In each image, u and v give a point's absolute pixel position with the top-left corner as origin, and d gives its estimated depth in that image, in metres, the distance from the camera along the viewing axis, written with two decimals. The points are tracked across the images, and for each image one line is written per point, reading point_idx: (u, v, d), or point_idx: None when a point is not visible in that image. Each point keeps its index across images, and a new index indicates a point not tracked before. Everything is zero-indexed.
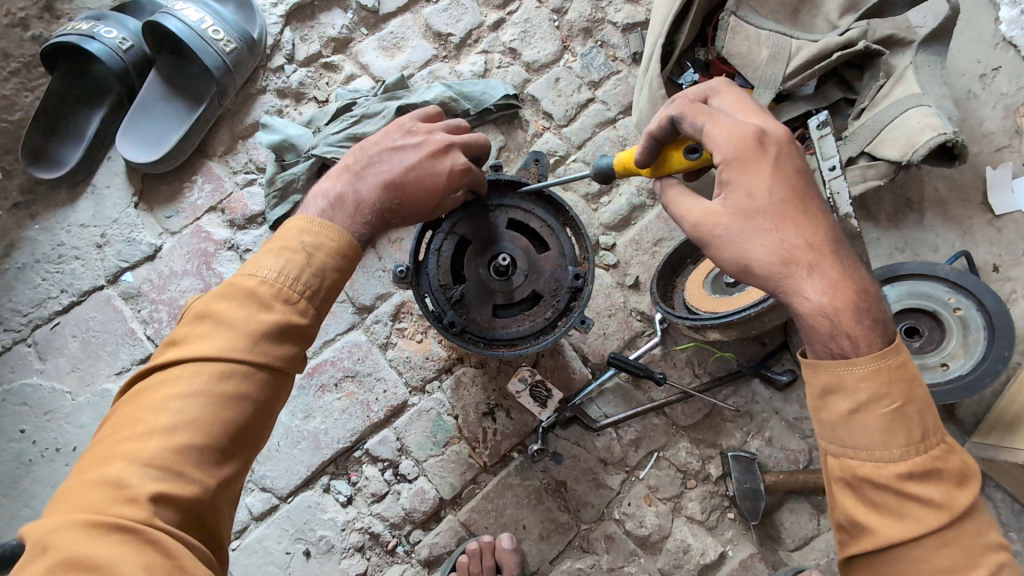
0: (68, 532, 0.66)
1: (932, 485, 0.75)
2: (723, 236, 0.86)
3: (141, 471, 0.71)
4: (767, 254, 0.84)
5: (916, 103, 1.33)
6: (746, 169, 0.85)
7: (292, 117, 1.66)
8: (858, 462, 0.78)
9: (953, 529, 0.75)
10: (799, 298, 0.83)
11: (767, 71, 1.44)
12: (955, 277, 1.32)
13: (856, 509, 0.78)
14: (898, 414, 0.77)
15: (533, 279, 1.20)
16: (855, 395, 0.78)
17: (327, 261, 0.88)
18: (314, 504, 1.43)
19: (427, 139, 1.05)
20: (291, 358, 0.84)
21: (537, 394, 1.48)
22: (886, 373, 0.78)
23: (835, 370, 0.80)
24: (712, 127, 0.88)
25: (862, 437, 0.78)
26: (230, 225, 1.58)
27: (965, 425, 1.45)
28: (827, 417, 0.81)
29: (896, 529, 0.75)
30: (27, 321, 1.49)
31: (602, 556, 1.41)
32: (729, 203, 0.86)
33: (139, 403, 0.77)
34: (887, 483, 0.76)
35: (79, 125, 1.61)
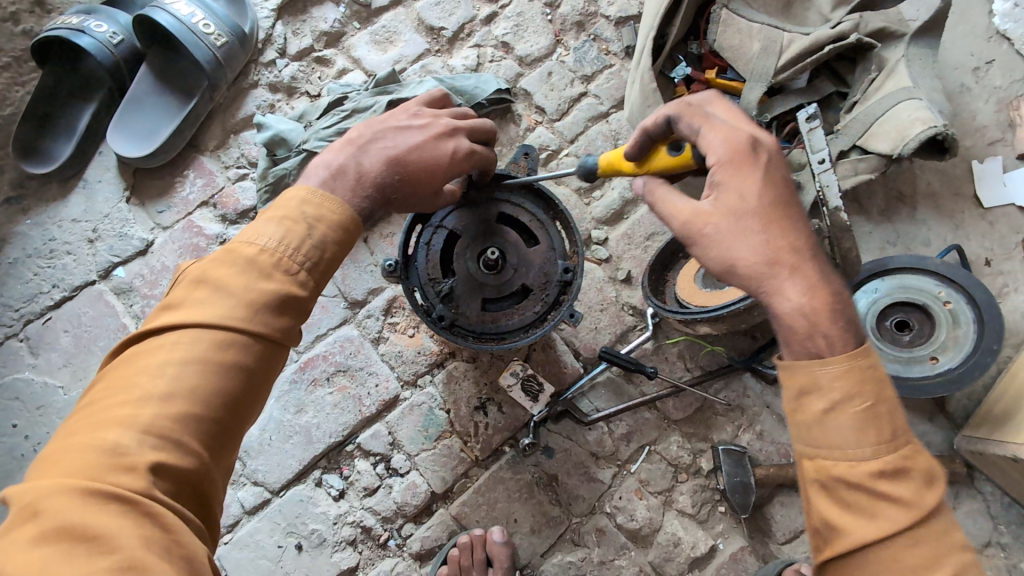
0: (62, 499, 0.65)
1: (903, 484, 0.73)
2: (712, 234, 0.86)
3: (139, 437, 0.70)
4: (754, 253, 0.83)
5: (908, 96, 1.32)
6: (738, 171, 0.86)
7: (284, 111, 1.66)
8: (833, 462, 0.75)
9: (925, 529, 0.73)
10: (779, 300, 0.82)
11: (758, 64, 1.45)
12: (945, 271, 1.32)
13: (831, 512, 0.75)
14: (870, 412, 0.75)
15: (522, 273, 1.20)
16: (829, 393, 0.76)
17: (327, 232, 0.88)
18: (306, 498, 1.43)
19: (432, 122, 1.05)
20: (287, 330, 0.84)
21: (529, 388, 1.48)
22: (859, 372, 0.76)
23: (811, 369, 0.78)
24: (709, 130, 0.89)
25: (835, 436, 0.75)
26: (222, 220, 1.58)
27: (955, 419, 1.45)
28: (801, 418, 0.78)
29: (870, 530, 0.72)
30: (19, 316, 1.49)
31: (593, 549, 1.42)
32: (719, 203, 0.86)
33: (133, 368, 0.76)
34: (860, 483, 0.74)
35: (70, 119, 1.60)
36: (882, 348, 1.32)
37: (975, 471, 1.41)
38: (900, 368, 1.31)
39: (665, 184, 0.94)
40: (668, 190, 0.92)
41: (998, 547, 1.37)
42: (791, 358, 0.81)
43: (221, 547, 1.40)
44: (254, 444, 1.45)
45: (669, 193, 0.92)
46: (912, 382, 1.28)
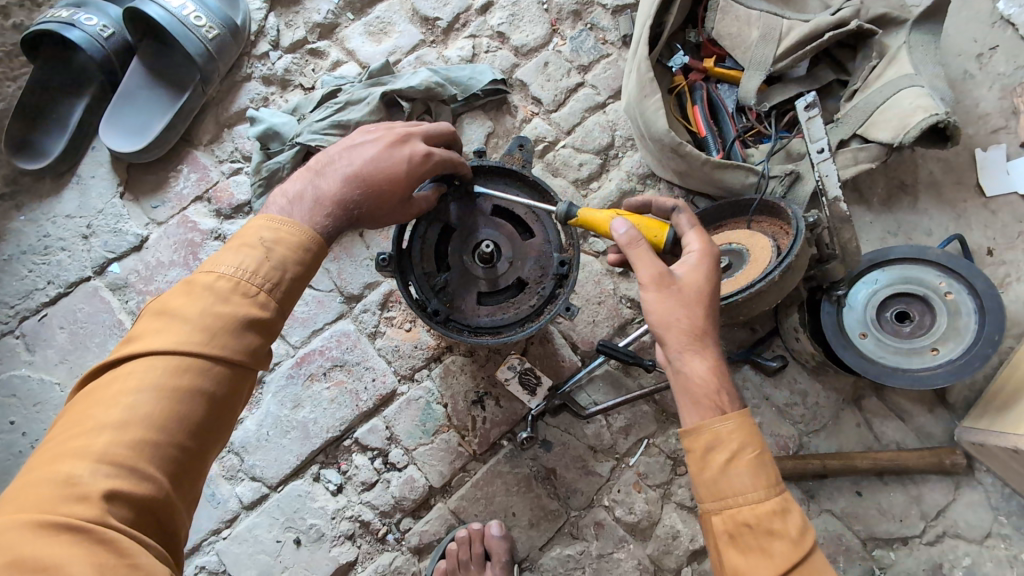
0: (15, 532, 0.65)
1: (790, 522, 0.84)
2: (671, 293, 0.95)
3: (93, 467, 0.71)
4: (693, 322, 0.94)
5: (909, 84, 1.30)
6: (713, 267, 0.98)
7: (277, 104, 1.64)
8: (735, 509, 0.86)
9: (812, 564, 0.83)
10: (691, 361, 0.93)
11: (757, 52, 1.43)
12: (946, 261, 1.31)
13: (737, 558, 0.85)
14: (759, 459, 0.87)
15: (518, 266, 1.18)
16: (728, 445, 0.88)
17: (287, 254, 0.89)
18: (304, 493, 1.43)
19: (385, 133, 1.05)
20: (251, 351, 0.84)
21: (526, 381, 1.46)
22: (747, 428, 0.89)
23: (716, 426, 0.89)
24: (696, 230, 1.02)
25: (734, 485, 0.87)
26: (216, 215, 1.56)
27: (956, 410, 1.44)
28: (706, 474, 0.88)
29: (768, 569, 0.82)
30: (14, 313, 1.49)
31: (592, 542, 1.42)
32: (691, 279, 0.96)
33: (93, 399, 0.77)
34: (757, 525, 0.84)
35: (62, 114, 1.59)
36: (882, 340, 1.31)
37: (976, 462, 1.40)
38: (900, 360, 1.29)
39: (647, 242, 1.00)
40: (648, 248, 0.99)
41: (998, 538, 1.36)
42: (694, 409, 0.91)
43: (219, 542, 1.40)
44: (251, 440, 1.45)
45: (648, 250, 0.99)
46: (912, 373, 1.27)
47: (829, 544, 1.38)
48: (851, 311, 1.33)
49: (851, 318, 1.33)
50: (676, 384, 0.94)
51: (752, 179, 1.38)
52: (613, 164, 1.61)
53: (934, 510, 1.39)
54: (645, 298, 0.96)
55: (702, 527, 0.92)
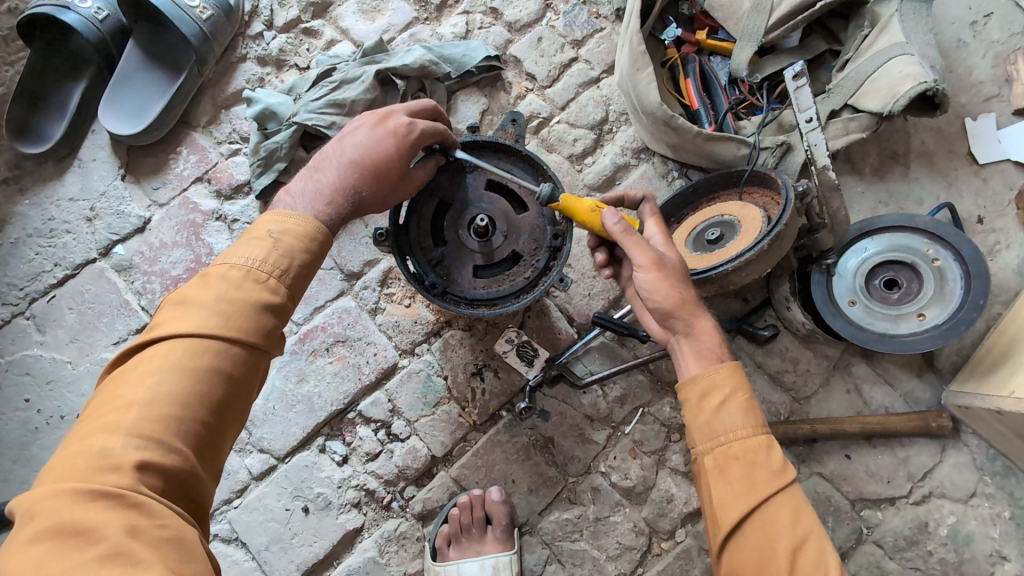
0: (55, 500, 0.70)
1: (773, 457, 0.87)
2: (666, 276, 1.01)
3: (124, 440, 0.75)
4: (689, 293, 1.01)
5: (900, 52, 1.31)
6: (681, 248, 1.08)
7: (273, 85, 1.65)
8: (725, 445, 0.89)
9: (790, 496, 0.85)
10: (698, 324, 1.00)
11: (748, 23, 1.43)
12: (934, 229, 1.33)
13: (724, 490, 0.87)
14: (751, 403, 0.91)
15: (513, 239, 1.21)
16: (723, 389, 0.92)
17: (294, 243, 0.93)
18: (311, 463, 1.48)
19: (367, 117, 1.09)
20: (265, 334, 0.89)
21: (524, 353, 1.52)
22: (740, 378, 0.93)
23: (712, 374, 0.94)
24: (659, 221, 1.11)
25: (725, 424, 0.90)
26: (217, 196, 1.59)
27: (944, 375, 1.48)
28: (700, 416, 0.92)
29: (750, 497, 0.85)
30: (23, 295, 1.53)
31: (589, 507, 1.47)
32: (673, 259, 1.04)
33: (120, 382, 0.81)
34: (742, 458, 0.87)
35: (61, 98, 1.60)
36: (870, 307, 1.34)
37: (962, 424, 1.44)
38: (889, 326, 1.32)
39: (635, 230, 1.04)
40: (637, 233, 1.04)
41: (983, 497, 1.41)
42: (700, 361, 0.97)
43: (231, 511, 1.46)
44: (259, 413, 1.49)
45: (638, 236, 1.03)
46: (898, 339, 1.30)
47: (818, 505, 1.43)
48: (841, 279, 1.36)
49: (841, 285, 1.36)
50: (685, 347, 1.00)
51: (744, 151, 1.41)
52: (607, 138, 1.62)
53: (921, 471, 1.43)
54: (644, 279, 1.01)
55: (693, 469, 0.94)
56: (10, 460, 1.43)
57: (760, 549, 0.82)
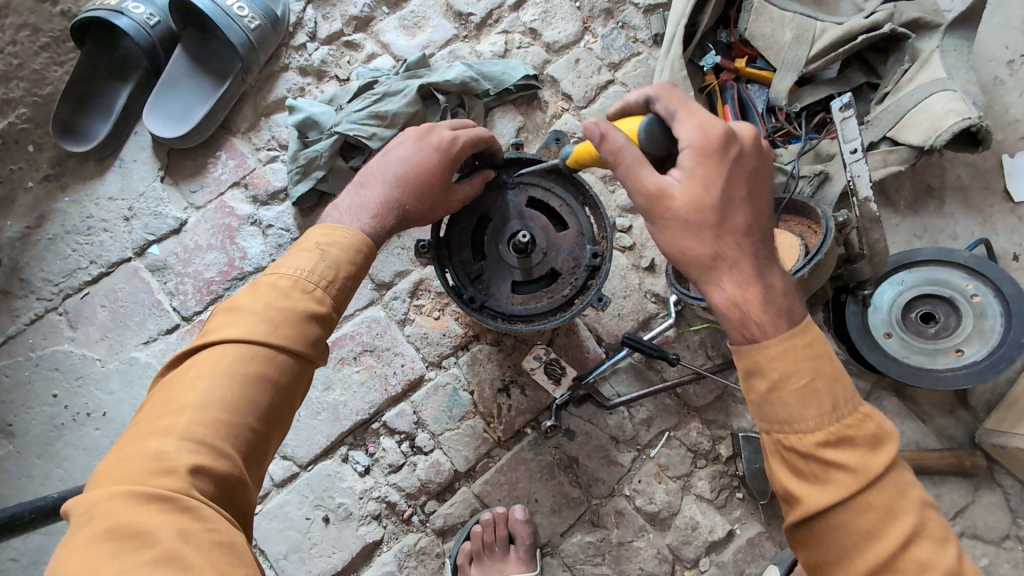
0: (112, 501, 0.70)
1: (849, 450, 0.75)
2: (668, 218, 0.85)
3: (177, 443, 0.75)
4: (708, 243, 0.83)
5: (942, 87, 1.32)
6: (708, 159, 0.83)
7: (314, 95, 1.68)
8: (787, 437, 0.77)
9: (877, 488, 0.75)
10: (713, 292, 0.84)
11: (790, 54, 1.45)
12: (974, 264, 1.32)
13: (790, 483, 0.78)
14: (811, 387, 0.76)
15: (552, 256, 1.21)
16: (769, 374, 0.78)
17: (340, 255, 0.94)
18: (333, 473, 1.47)
19: (411, 131, 1.09)
20: (312, 343, 0.88)
21: (552, 371, 1.51)
22: (797, 351, 0.78)
23: (752, 354, 0.80)
24: (682, 118, 0.86)
25: (782, 411, 0.77)
26: (253, 201, 1.61)
27: (977, 412, 1.46)
28: (752, 400, 0.80)
29: (821, 499, 0.75)
30: (58, 290, 1.54)
31: (612, 530, 1.45)
32: (685, 188, 0.84)
33: (172, 385, 0.82)
34: (805, 454, 0.76)
35: (107, 100, 1.64)
36: (907, 340, 1.33)
37: (995, 463, 1.42)
38: (925, 360, 1.31)
39: (627, 148, 0.87)
40: (634, 152, 0.87)
41: (1016, 540, 1.38)
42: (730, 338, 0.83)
43: None
44: None
45: (634, 159, 0.86)
46: (936, 374, 1.29)
47: None
48: (877, 311, 1.35)
49: (877, 317, 1.35)
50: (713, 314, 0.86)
51: (781, 178, 1.42)
52: None
53: (952, 510, 1.40)
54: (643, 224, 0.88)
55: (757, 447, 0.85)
56: (34, 455, 1.43)
57: (839, 546, 0.75)
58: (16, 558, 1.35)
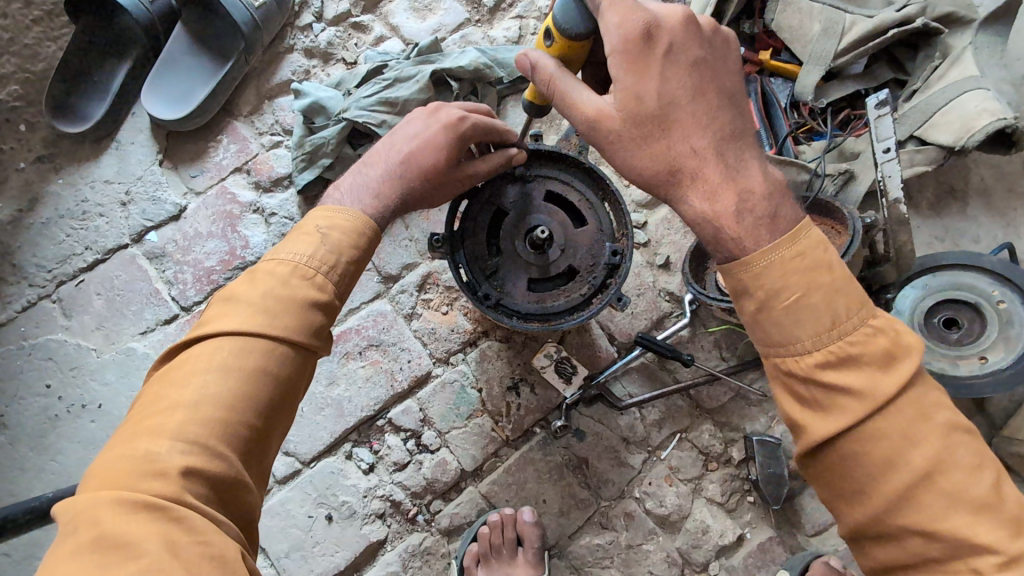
0: (99, 508, 0.65)
1: (853, 372, 0.70)
2: (613, 140, 0.83)
3: (169, 444, 0.70)
4: (660, 160, 0.81)
5: (974, 86, 1.27)
6: (634, 66, 0.80)
7: (319, 78, 1.61)
8: (784, 360, 0.73)
9: (890, 413, 0.69)
10: (683, 208, 0.82)
11: (818, 47, 1.40)
12: (1000, 268, 1.29)
13: (796, 414, 0.74)
14: (802, 303, 0.71)
15: (570, 254, 1.17)
16: (756, 292, 0.74)
17: (342, 239, 0.89)
18: (336, 470, 1.43)
19: (419, 110, 1.05)
20: (314, 334, 0.83)
21: (562, 369, 1.47)
22: (788, 264, 0.73)
23: (737, 273, 0.76)
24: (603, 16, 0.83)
25: (776, 331, 0.73)
26: (255, 188, 1.55)
27: (994, 419, 1.44)
28: (747, 326, 0.77)
29: (825, 428, 0.70)
30: (51, 277, 1.48)
31: (621, 533, 1.42)
32: (619, 103, 0.82)
33: (165, 380, 0.77)
34: (805, 377, 0.72)
35: (103, 79, 1.57)
36: (928, 345, 1.30)
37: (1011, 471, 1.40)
38: (947, 366, 1.28)
39: (557, 73, 0.88)
40: (567, 77, 0.88)
41: None
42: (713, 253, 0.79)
43: None
44: None
45: (568, 85, 0.87)
46: (958, 380, 1.26)
47: None
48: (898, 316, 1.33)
49: None
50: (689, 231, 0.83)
51: (804, 176, 1.35)
52: None
53: None
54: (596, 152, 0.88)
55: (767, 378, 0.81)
56: (26, 447, 1.38)
57: (856, 480, 0.70)
58: (8, 553, 1.31)
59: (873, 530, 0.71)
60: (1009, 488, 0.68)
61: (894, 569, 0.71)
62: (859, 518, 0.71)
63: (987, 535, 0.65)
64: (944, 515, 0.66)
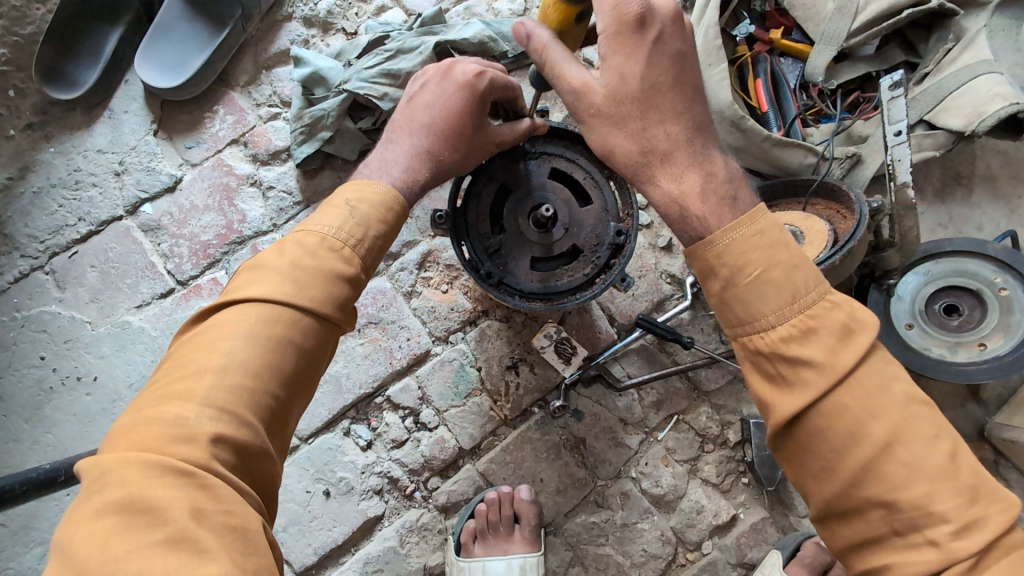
0: (128, 470, 0.64)
1: (814, 345, 0.69)
2: (591, 118, 0.83)
3: (199, 410, 0.69)
4: (637, 131, 0.81)
5: (987, 70, 1.26)
6: (621, 47, 0.79)
7: (318, 49, 1.57)
8: (750, 338, 0.73)
9: (850, 385, 0.69)
10: (652, 189, 0.82)
11: (830, 27, 1.37)
12: (1004, 255, 1.29)
13: (763, 391, 0.74)
14: (765, 278, 0.72)
15: (574, 233, 1.15)
16: (722, 269, 0.75)
17: (371, 212, 0.87)
18: (334, 446, 1.43)
19: (433, 69, 1.02)
20: (342, 308, 0.82)
21: (562, 350, 1.46)
22: (752, 238, 0.74)
23: (704, 249, 0.76)
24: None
25: (741, 309, 0.73)
26: (252, 160, 1.52)
27: (988, 406, 1.45)
28: (714, 304, 0.77)
29: (791, 403, 0.70)
30: (43, 248, 1.45)
31: (616, 512, 1.43)
32: (603, 85, 0.81)
33: (194, 345, 0.76)
34: (769, 354, 0.72)
35: (95, 44, 1.52)
36: (929, 332, 1.30)
37: (1001, 457, 1.42)
38: (946, 352, 1.29)
39: (550, 42, 0.85)
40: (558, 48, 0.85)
41: None
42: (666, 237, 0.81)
43: None
44: None
45: (558, 53, 0.84)
46: (957, 366, 1.27)
47: None
48: (900, 302, 1.32)
49: (899, 308, 1.32)
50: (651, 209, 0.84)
51: (811, 159, 1.35)
52: None
53: None
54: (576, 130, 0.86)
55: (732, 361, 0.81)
56: (20, 419, 1.37)
57: (823, 455, 0.70)
58: (5, 523, 1.31)
59: (840, 506, 0.70)
60: (967, 455, 0.68)
61: (863, 549, 0.70)
62: (827, 495, 0.70)
63: (945, 502, 0.65)
64: (905, 485, 0.66)
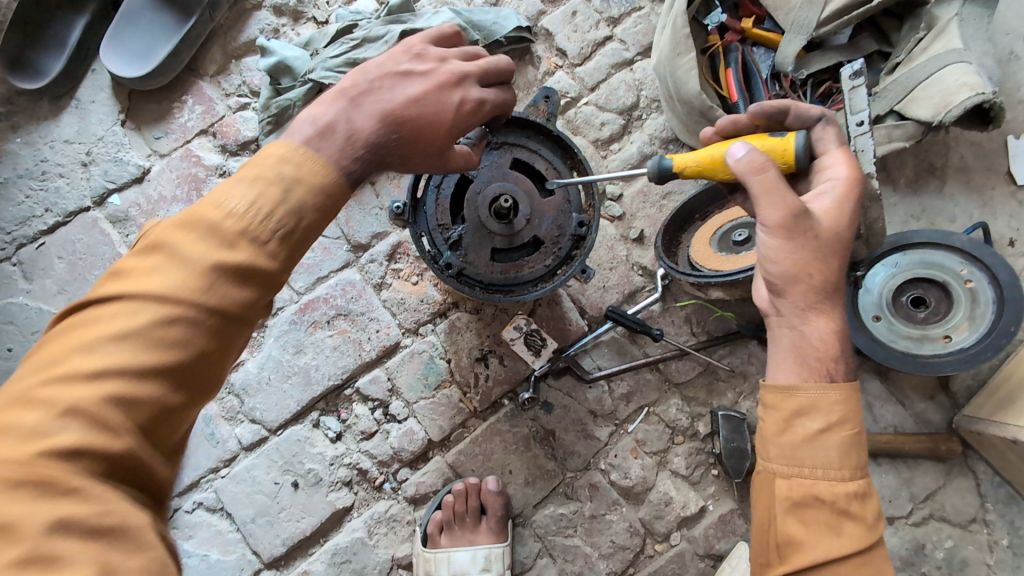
0: (44, 429, 0.60)
1: (866, 507, 0.78)
2: (809, 237, 0.88)
3: (131, 369, 0.64)
4: (828, 277, 0.89)
5: (957, 59, 1.24)
6: (854, 203, 0.92)
7: (289, 38, 1.55)
8: (812, 482, 0.79)
9: (874, 555, 0.77)
10: (818, 322, 0.89)
11: (800, 15, 1.35)
12: (971, 248, 1.28)
13: (796, 528, 0.79)
14: (855, 441, 0.80)
15: (535, 224, 1.15)
16: (823, 415, 0.81)
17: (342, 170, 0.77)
18: (303, 438, 1.43)
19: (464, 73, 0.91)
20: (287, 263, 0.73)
21: (532, 342, 1.47)
22: (851, 403, 0.82)
23: (812, 394, 0.83)
24: (844, 152, 0.96)
25: (821, 456, 0.79)
26: (222, 151, 1.50)
27: (957, 398, 1.45)
28: (785, 437, 0.82)
29: (824, 548, 0.76)
30: (10, 239, 1.45)
31: (586, 503, 1.44)
32: (827, 222, 0.90)
33: (124, 284, 0.67)
34: (828, 500, 0.78)
35: (60, 33, 1.51)
36: (895, 324, 1.30)
37: (969, 449, 1.42)
38: (911, 345, 1.29)
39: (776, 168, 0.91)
40: (779, 175, 0.90)
41: (982, 524, 1.40)
42: (798, 360, 0.87)
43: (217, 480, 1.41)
44: (253, 381, 1.44)
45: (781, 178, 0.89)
46: (922, 359, 1.27)
47: None
48: (867, 294, 1.33)
49: (866, 300, 1.33)
50: (792, 338, 0.90)
51: None
52: (636, 125, 1.54)
53: (924, 493, 1.42)
54: (769, 240, 0.90)
55: (755, 485, 0.86)
56: None
57: None
58: None
59: None
60: None
61: None
62: None
63: None
64: None
